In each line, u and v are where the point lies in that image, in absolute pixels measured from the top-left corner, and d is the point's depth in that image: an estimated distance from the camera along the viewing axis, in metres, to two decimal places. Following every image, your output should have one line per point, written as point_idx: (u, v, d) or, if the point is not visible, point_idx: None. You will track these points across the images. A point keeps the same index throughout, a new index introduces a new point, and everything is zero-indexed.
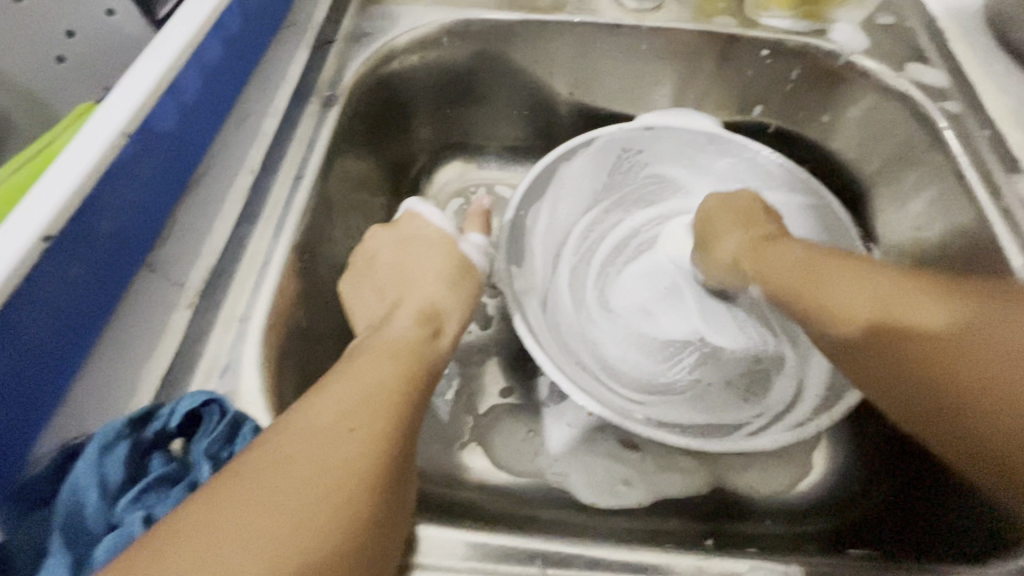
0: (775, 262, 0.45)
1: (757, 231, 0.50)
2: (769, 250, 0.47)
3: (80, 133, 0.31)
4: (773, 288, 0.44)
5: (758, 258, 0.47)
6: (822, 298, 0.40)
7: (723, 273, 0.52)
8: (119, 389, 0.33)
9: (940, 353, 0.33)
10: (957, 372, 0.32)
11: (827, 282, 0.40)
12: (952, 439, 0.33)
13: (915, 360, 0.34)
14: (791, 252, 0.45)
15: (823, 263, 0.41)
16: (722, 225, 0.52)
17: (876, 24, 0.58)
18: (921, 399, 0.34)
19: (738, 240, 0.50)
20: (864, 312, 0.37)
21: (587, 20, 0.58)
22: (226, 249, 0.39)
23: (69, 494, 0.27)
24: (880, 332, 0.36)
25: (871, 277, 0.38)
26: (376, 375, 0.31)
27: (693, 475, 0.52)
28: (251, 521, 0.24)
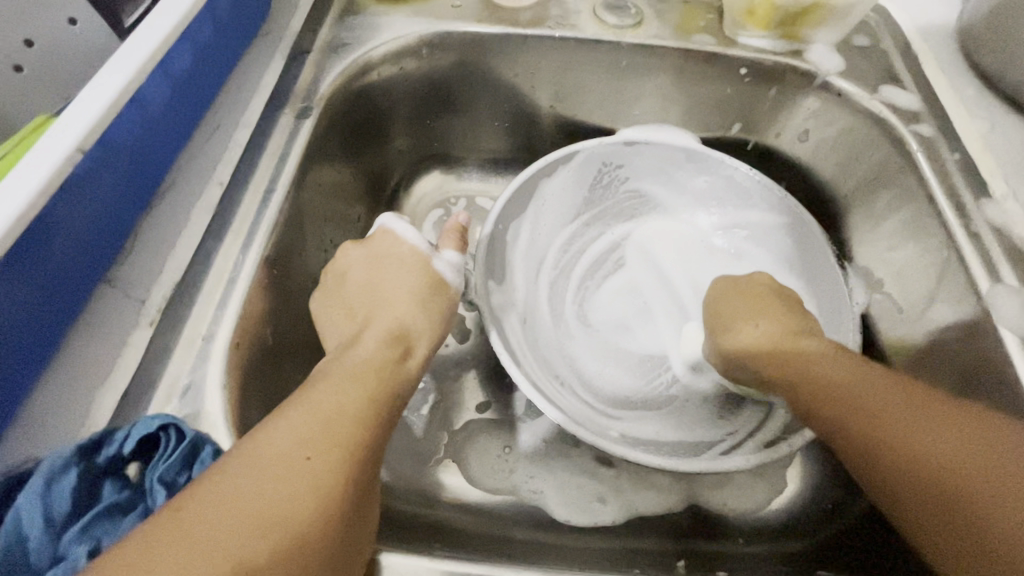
0: (750, 325, 0.44)
1: (748, 290, 0.48)
2: (743, 317, 0.45)
3: (33, 147, 0.30)
4: (756, 352, 0.43)
5: (731, 325, 0.46)
6: (799, 360, 0.40)
7: (752, 351, 0.43)
8: (73, 411, 0.32)
9: (895, 425, 0.35)
10: (916, 449, 0.33)
11: (815, 355, 0.40)
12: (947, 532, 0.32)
13: (847, 408, 0.37)
14: (772, 325, 0.43)
15: (767, 304, 0.46)
16: (731, 302, 0.48)
17: (852, 45, 0.59)
18: (878, 472, 0.35)
19: (765, 334, 0.43)
20: (837, 373, 0.38)
21: (567, 36, 0.58)
22: (191, 265, 0.38)
23: (13, 526, 0.26)
24: (820, 396, 0.38)
25: (824, 361, 0.40)
26: (340, 400, 0.30)
27: (667, 492, 0.52)
28: (193, 559, 0.23)
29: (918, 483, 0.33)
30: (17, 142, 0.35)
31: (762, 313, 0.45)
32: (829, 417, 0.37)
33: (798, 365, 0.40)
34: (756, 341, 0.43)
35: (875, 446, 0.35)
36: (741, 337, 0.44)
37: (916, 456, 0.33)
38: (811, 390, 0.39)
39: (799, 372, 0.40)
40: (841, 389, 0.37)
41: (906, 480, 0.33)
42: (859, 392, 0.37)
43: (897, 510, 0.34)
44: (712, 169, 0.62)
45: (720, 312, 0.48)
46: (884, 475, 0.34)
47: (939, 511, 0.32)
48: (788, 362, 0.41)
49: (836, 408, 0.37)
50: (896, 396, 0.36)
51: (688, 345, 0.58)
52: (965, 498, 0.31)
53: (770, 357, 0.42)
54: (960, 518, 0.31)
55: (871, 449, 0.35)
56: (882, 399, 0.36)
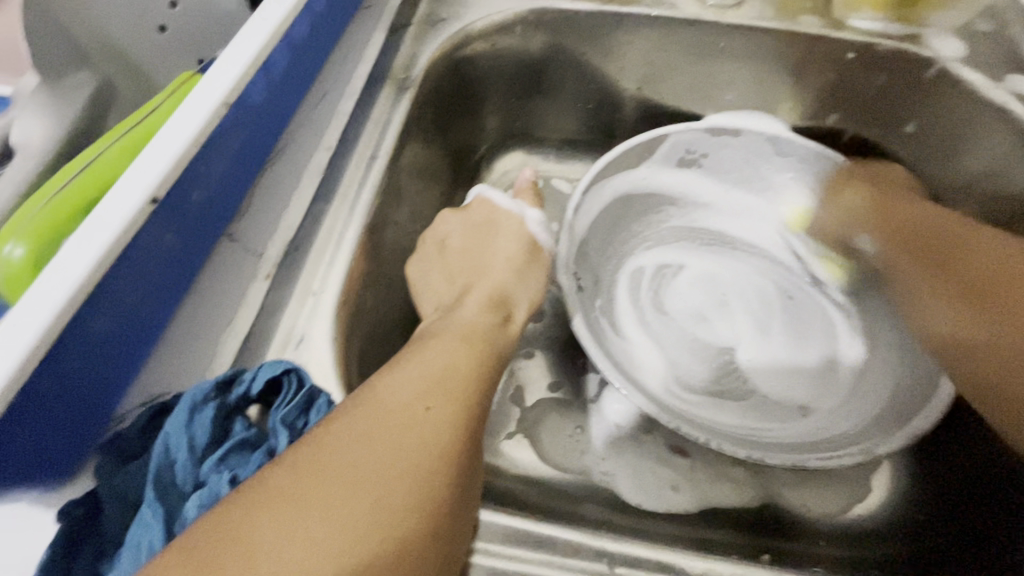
0: (919, 210, 0.51)
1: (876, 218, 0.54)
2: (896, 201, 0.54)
3: (185, 100, 0.32)
4: (940, 248, 0.48)
5: (890, 218, 0.53)
6: (970, 263, 0.46)
7: (853, 221, 0.56)
8: (199, 353, 0.34)
9: (993, 279, 0.44)
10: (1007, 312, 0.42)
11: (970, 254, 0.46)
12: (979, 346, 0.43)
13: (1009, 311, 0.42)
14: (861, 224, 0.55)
15: (942, 215, 0.50)
16: (855, 186, 0.56)
17: (975, 30, 0.55)
18: (965, 281, 0.45)
19: (836, 211, 0.57)
20: (984, 270, 0.45)
21: (665, 15, 0.56)
22: (303, 224, 0.40)
23: (161, 451, 0.28)
24: (961, 337, 0.44)
25: (981, 252, 0.46)
26: (450, 357, 0.32)
27: (744, 487, 0.51)
28: (339, 492, 0.24)
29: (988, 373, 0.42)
30: (166, 95, 0.37)
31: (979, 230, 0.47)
32: (990, 329, 0.42)
33: (945, 218, 0.50)
34: (875, 244, 0.54)
35: (989, 356, 0.42)
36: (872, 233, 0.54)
37: None
38: (975, 296, 0.45)
39: (884, 223, 0.53)
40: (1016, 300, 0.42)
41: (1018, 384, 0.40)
42: (992, 273, 0.44)
43: (963, 375, 0.43)
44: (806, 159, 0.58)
45: (890, 252, 0.53)
46: (976, 369, 0.42)
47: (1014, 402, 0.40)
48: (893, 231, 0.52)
49: (957, 269, 0.47)
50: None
51: (761, 343, 0.56)
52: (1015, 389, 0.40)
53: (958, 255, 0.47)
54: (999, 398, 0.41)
55: (987, 365, 0.42)
56: (997, 259, 0.45)
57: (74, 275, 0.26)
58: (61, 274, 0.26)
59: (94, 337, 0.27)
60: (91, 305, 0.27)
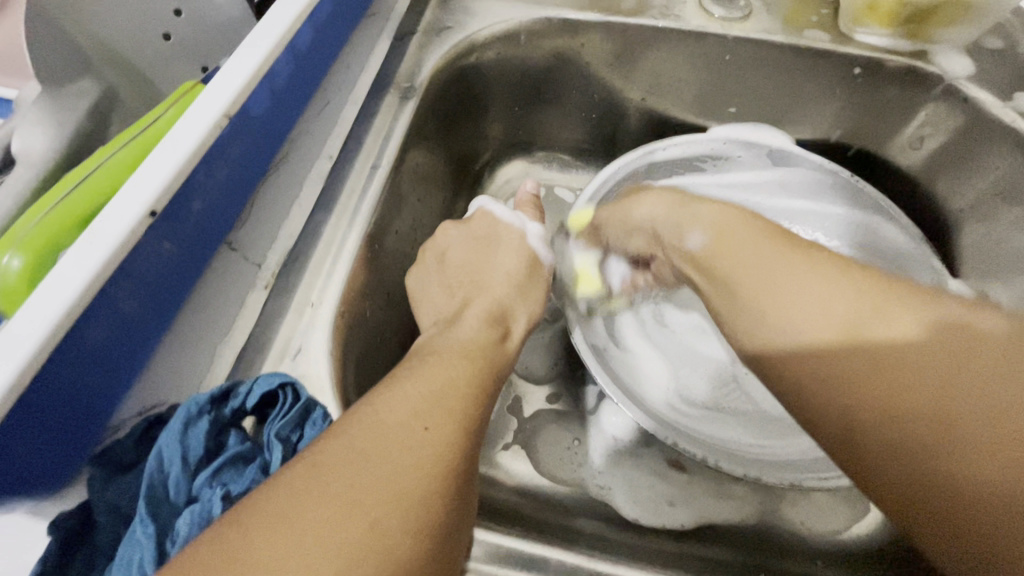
0: (794, 291, 0.30)
1: (765, 256, 0.33)
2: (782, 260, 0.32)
3: (187, 110, 0.32)
4: (747, 273, 0.33)
5: (711, 285, 0.36)
6: (767, 312, 0.30)
7: (667, 215, 0.43)
8: (195, 363, 0.34)
9: (869, 341, 0.27)
10: (906, 390, 0.25)
11: (751, 260, 0.33)
12: (935, 481, 0.24)
13: (903, 379, 0.25)
14: (817, 279, 0.30)
15: (739, 228, 0.36)
16: (688, 204, 0.41)
17: (982, 47, 0.54)
18: (792, 393, 0.29)
19: (659, 207, 0.44)
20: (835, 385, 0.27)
21: (670, 27, 0.56)
22: (303, 234, 0.40)
23: (154, 465, 0.27)
24: (897, 413, 0.25)
25: (760, 251, 0.33)
26: (449, 373, 0.32)
27: (741, 503, 0.51)
28: (333, 516, 0.24)
29: (946, 480, 0.23)
30: (168, 105, 0.37)
31: (770, 244, 0.33)
32: (811, 374, 0.28)
33: (732, 223, 0.36)
34: (701, 247, 0.38)
35: (908, 413, 0.25)
36: (779, 308, 0.30)
37: (956, 472, 0.23)
38: (838, 365, 0.27)
39: (712, 276, 0.36)
40: (883, 350, 0.26)
41: (981, 477, 0.23)
42: (797, 319, 0.29)
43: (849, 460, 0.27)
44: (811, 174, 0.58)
45: (712, 258, 0.36)
46: (866, 414, 0.26)
47: (964, 516, 0.23)
48: (743, 290, 0.33)
49: (770, 305, 0.31)
50: (829, 288, 0.29)
51: None
52: (876, 442, 0.25)
53: (756, 298, 0.31)
54: (973, 504, 0.23)
55: (905, 443, 0.25)
56: (847, 300, 0.28)
57: (70, 287, 0.26)
58: (58, 288, 0.26)
59: (88, 349, 0.27)
60: (87, 319, 0.27)
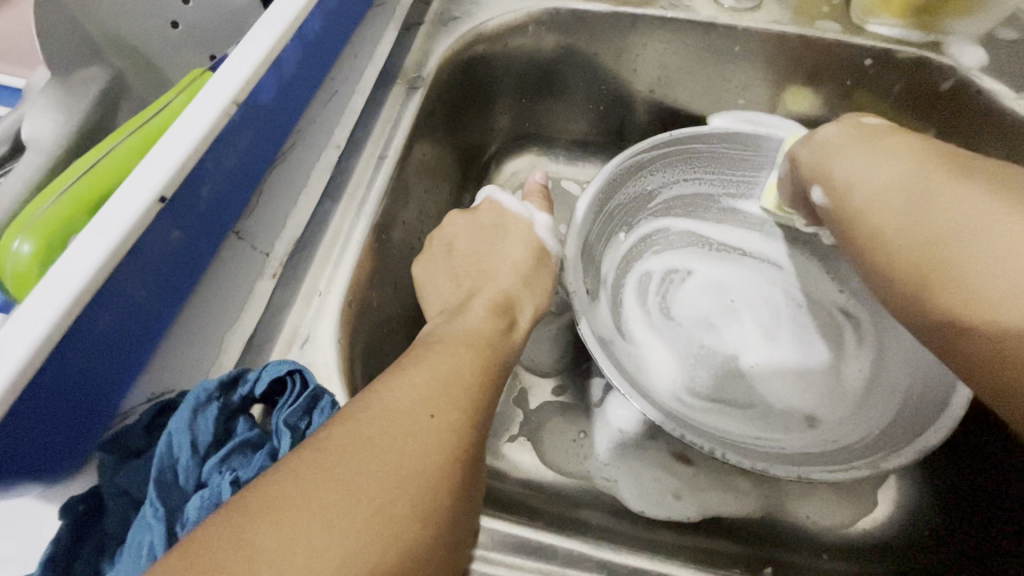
0: (858, 167, 0.39)
1: (886, 154, 0.38)
2: (856, 184, 0.39)
3: (195, 97, 0.32)
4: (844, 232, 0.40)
5: (781, 197, 0.50)
6: (841, 171, 0.40)
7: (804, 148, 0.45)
8: (204, 351, 0.34)
9: (950, 246, 0.32)
10: (975, 257, 0.31)
11: (862, 167, 0.39)
12: (977, 359, 0.30)
13: (937, 211, 0.33)
14: (897, 167, 0.37)
15: (861, 164, 0.39)
16: (822, 150, 0.48)
17: (997, 38, 0.53)
18: (886, 284, 0.36)
19: (801, 148, 0.46)
20: (886, 287, 0.36)
21: (680, 17, 0.55)
22: (310, 224, 0.40)
23: (164, 449, 0.28)
24: (931, 320, 0.33)
25: (868, 187, 0.38)
26: (456, 363, 0.32)
27: (747, 497, 0.51)
28: (342, 501, 0.24)
29: (940, 356, 0.33)
30: (176, 92, 0.37)
31: (894, 157, 0.38)
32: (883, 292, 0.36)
33: (913, 154, 0.37)
34: (791, 150, 0.48)
35: (1015, 272, 0.29)
36: (856, 182, 0.39)
37: (950, 341, 0.32)
38: (921, 264, 0.33)
39: (825, 168, 0.42)
40: (955, 223, 0.32)
41: (1020, 340, 0.28)
42: (891, 231, 0.35)
43: (887, 290, 0.36)
44: None
45: (802, 204, 0.48)
46: (889, 252, 0.35)
47: (1001, 365, 0.29)
48: (843, 209, 0.40)
49: (850, 240, 0.43)
50: (905, 203, 0.35)
51: (768, 350, 0.56)
52: (958, 338, 0.31)
53: (835, 219, 0.41)
54: (998, 342, 0.29)
55: (911, 321, 0.35)
56: (976, 212, 0.32)
57: (81, 272, 0.26)
58: (68, 273, 0.26)
59: (98, 335, 0.27)
60: (97, 305, 0.27)
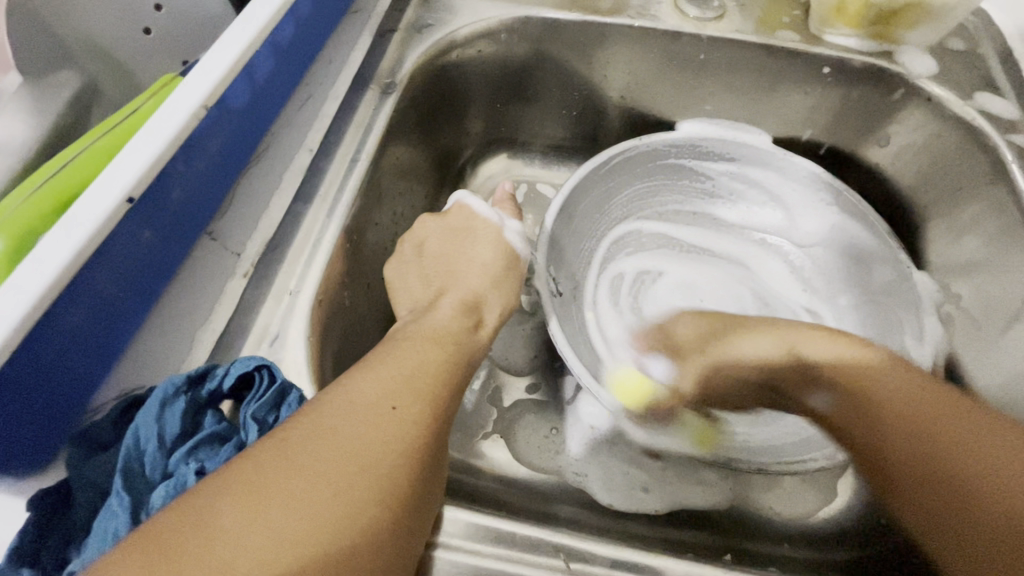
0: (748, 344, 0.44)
1: (795, 351, 0.42)
2: (812, 337, 0.42)
3: (165, 101, 0.33)
4: (823, 378, 0.40)
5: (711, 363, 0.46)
6: (802, 346, 0.42)
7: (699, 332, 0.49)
8: (174, 348, 0.35)
9: (917, 411, 0.34)
10: (898, 410, 0.35)
11: (812, 343, 0.41)
12: (953, 529, 0.30)
13: (876, 402, 0.36)
14: (761, 340, 0.44)
15: (794, 337, 0.43)
16: (706, 333, 0.48)
17: (946, 49, 0.56)
18: (869, 436, 0.36)
19: (772, 346, 0.43)
20: (910, 446, 0.33)
21: (647, 26, 0.57)
22: (282, 225, 0.41)
23: (131, 441, 0.28)
24: (915, 467, 0.33)
25: (816, 341, 0.41)
26: (421, 357, 0.33)
27: (711, 489, 0.53)
28: (300, 486, 0.25)
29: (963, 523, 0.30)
30: (149, 96, 0.38)
31: (758, 331, 0.45)
32: (891, 410, 0.35)
33: (782, 337, 0.43)
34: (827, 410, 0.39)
35: (919, 441, 0.33)
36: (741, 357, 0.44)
37: (964, 485, 0.31)
38: (847, 394, 0.38)
39: (717, 362, 0.46)
40: (875, 386, 0.37)
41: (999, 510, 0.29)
42: (865, 372, 0.38)
43: (877, 476, 0.35)
44: (787, 171, 0.59)
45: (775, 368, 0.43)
46: (891, 440, 0.34)
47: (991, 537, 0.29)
48: (711, 349, 0.46)
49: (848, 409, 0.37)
50: (840, 346, 0.41)
51: None
52: (966, 517, 0.30)
53: (845, 376, 0.38)
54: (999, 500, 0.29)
55: (933, 497, 0.31)
56: (902, 386, 0.36)
57: (48, 270, 0.27)
58: (36, 271, 0.27)
59: (66, 332, 0.28)
60: (66, 302, 0.28)
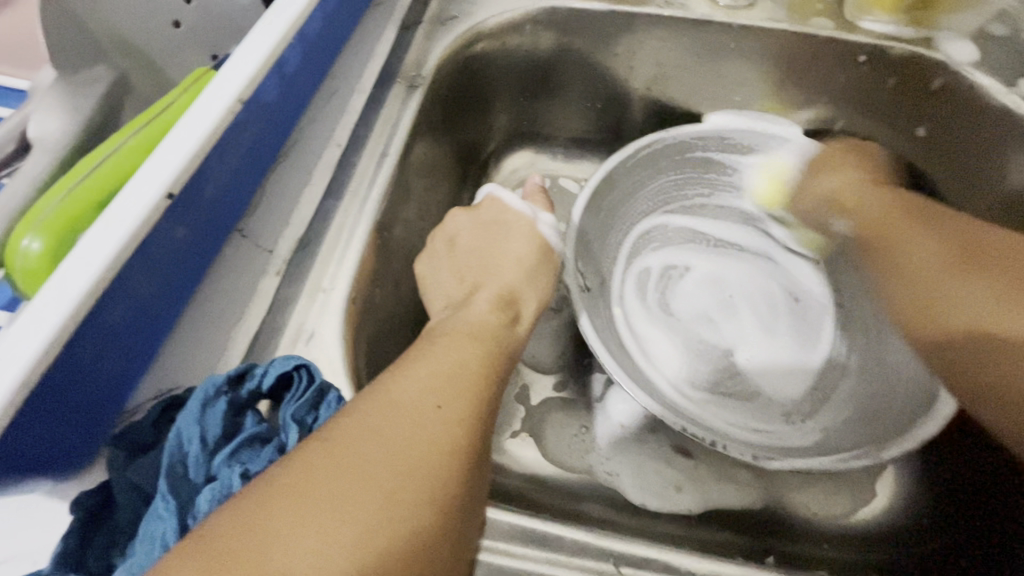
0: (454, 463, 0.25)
1: (914, 215, 0.52)
2: (958, 231, 0.50)
3: (200, 95, 0.32)
4: (963, 296, 0.47)
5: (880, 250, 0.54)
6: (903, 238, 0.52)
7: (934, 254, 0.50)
8: (210, 348, 0.34)
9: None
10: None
11: (904, 240, 0.52)
12: (996, 397, 0.43)
13: (1016, 324, 0.44)
14: (925, 241, 0.51)
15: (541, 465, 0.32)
16: (917, 235, 0.51)
17: (988, 34, 0.54)
18: (959, 328, 0.46)
19: (932, 242, 0.50)
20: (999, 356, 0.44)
21: (676, 15, 0.56)
22: (313, 221, 0.40)
23: (173, 444, 0.28)
24: (998, 358, 0.44)
25: (1011, 252, 0.47)
26: (461, 355, 0.33)
27: (747, 488, 0.51)
28: (351, 490, 0.24)
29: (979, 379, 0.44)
30: (180, 91, 0.37)
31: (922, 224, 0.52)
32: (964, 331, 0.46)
33: (960, 237, 0.50)
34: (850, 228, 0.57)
35: (987, 344, 0.44)
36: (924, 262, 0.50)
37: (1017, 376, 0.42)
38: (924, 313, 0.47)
39: (891, 257, 0.53)
40: (983, 324, 0.45)
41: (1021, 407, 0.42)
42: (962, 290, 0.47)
43: (958, 381, 0.44)
44: (814, 158, 0.58)
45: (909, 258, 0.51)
46: (1018, 373, 0.42)
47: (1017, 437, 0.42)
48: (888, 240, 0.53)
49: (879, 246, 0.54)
50: (974, 263, 0.48)
51: (768, 343, 0.56)
52: (982, 374, 0.44)
53: (986, 292, 0.46)
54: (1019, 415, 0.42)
55: (996, 375, 0.43)
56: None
57: (90, 268, 0.26)
58: (78, 269, 0.26)
59: (105, 331, 0.28)
60: (106, 301, 0.27)
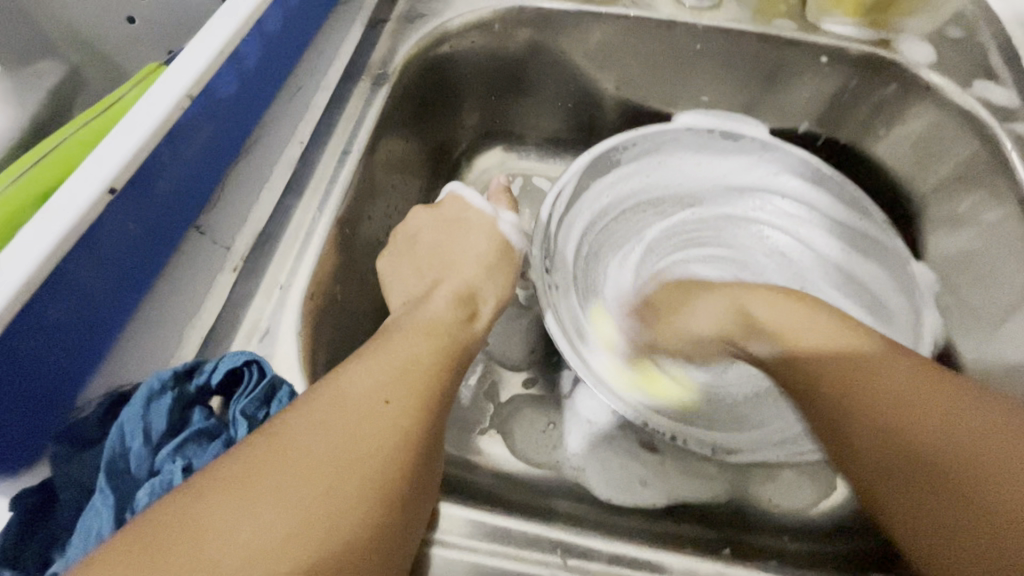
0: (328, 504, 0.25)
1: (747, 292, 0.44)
2: (745, 291, 0.44)
3: (148, 91, 0.32)
4: (839, 407, 0.33)
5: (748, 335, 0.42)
6: (797, 341, 0.38)
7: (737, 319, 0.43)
8: (165, 344, 0.34)
9: (924, 426, 0.30)
10: (895, 403, 0.32)
11: (695, 306, 0.47)
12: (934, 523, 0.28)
13: (867, 395, 0.33)
14: (718, 305, 0.45)
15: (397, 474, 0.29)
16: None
17: (945, 37, 0.56)
18: (872, 435, 0.32)
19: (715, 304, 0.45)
20: (871, 425, 0.32)
21: (641, 15, 0.57)
22: (273, 217, 0.40)
23: (116, 438, 0.28)
24: (905, 458, 0.30)
25: (778, 305, 0.41)
26: (415, 350, 0.33)
27: (711, 481, 0.52)
28: (292, 482, 0.25)
29: (939, 484, 0.28)
30: (131, 86, 0.37)
31: (720, 292, 0.46)
32: (867, 435, 0.32)
33: (727, 290, 0.46)
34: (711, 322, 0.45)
35: (895, 450, 0.30)
36: (789, 327, 0.39)
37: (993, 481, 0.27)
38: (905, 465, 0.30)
39: (790, 340, 0.39)
40: (811, 365, 0.37)
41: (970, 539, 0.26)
42: (854, 352, 0.35)
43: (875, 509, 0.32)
44: (781, 162, 0.60)
45: (792, 360, 0.38)
46: (852, 435, 0.33)
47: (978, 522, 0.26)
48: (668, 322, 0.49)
49: (812, 388, 0.36)
50: (808, 315, 0.39)
51: None
52: (943, 502, 0.28)
53: (831, 391, 0.34)
54: (995, 512, 0.26)
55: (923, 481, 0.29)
56: (904, 381, 0.32)
57: (29, 262, 0.26)
58: (16, 262, 0.26)
59: (50, 328, 0.27)
60: (45, 296, 0.27)
